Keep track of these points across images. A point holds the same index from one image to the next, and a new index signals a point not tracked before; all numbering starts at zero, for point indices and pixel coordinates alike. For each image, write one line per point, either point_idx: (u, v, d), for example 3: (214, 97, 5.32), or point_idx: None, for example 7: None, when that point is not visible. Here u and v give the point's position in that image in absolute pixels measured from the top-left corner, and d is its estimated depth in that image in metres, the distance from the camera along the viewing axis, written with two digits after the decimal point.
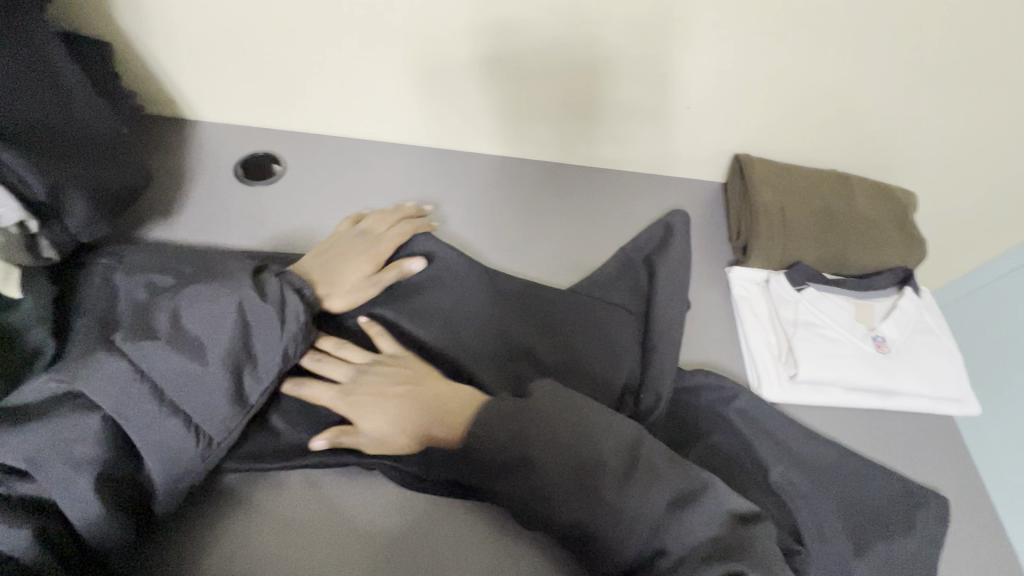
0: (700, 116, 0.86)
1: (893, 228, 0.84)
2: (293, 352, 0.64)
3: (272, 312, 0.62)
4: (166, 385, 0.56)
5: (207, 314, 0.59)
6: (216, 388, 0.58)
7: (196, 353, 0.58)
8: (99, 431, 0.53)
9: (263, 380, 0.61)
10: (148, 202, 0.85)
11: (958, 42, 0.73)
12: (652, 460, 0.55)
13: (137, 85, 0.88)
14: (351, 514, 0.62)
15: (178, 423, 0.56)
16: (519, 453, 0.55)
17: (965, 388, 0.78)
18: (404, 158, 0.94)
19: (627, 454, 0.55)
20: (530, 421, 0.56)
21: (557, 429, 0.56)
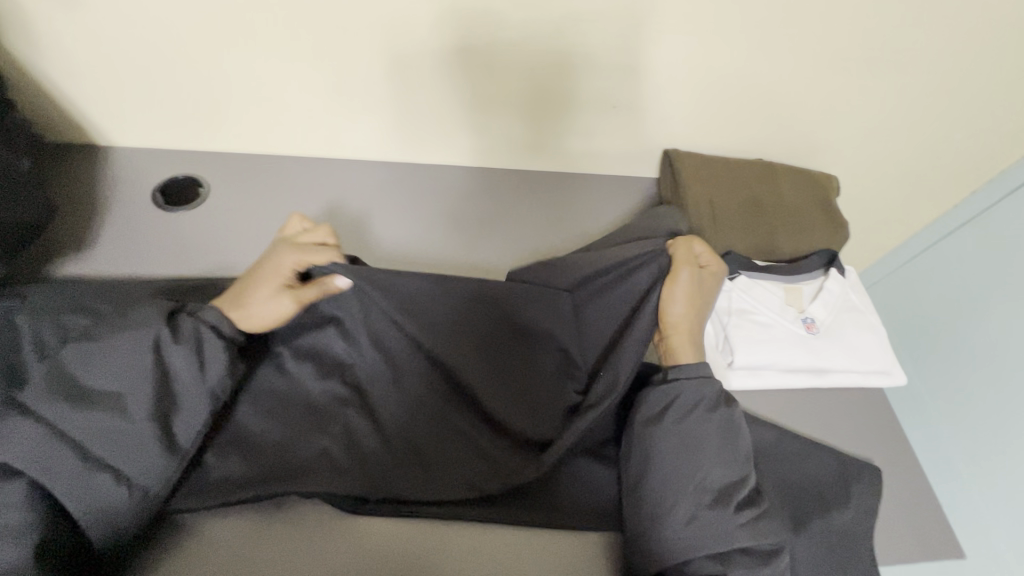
0: (629, 116, 0.87)
1: (815, 212, 0.88)
2: (225, 388, 0.61)
3: (192, 352, 0.60)
4: (90, 443, 0.55)
5: (125, 365, 0.57)
6: (141, 437, 0.56)
7: (120, 407, 0.56)
8: (22, 498, 0.52)
9: (194, 426, 0.59)
10: (59, 236, 0.81)
11: (863, 33, 0.75)
12: (703, 427, 0.64)
13: (38, 113, 0.83)
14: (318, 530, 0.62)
15: (106, 480, 0.54)
16: (694, 424, 0.63)
17: (891, 360, 0.81)
18: (337, 173, 0.93)
19: (685, 416, 0.64)
20: (683, 397, 0.65)
21: (675, 401, 0.65)
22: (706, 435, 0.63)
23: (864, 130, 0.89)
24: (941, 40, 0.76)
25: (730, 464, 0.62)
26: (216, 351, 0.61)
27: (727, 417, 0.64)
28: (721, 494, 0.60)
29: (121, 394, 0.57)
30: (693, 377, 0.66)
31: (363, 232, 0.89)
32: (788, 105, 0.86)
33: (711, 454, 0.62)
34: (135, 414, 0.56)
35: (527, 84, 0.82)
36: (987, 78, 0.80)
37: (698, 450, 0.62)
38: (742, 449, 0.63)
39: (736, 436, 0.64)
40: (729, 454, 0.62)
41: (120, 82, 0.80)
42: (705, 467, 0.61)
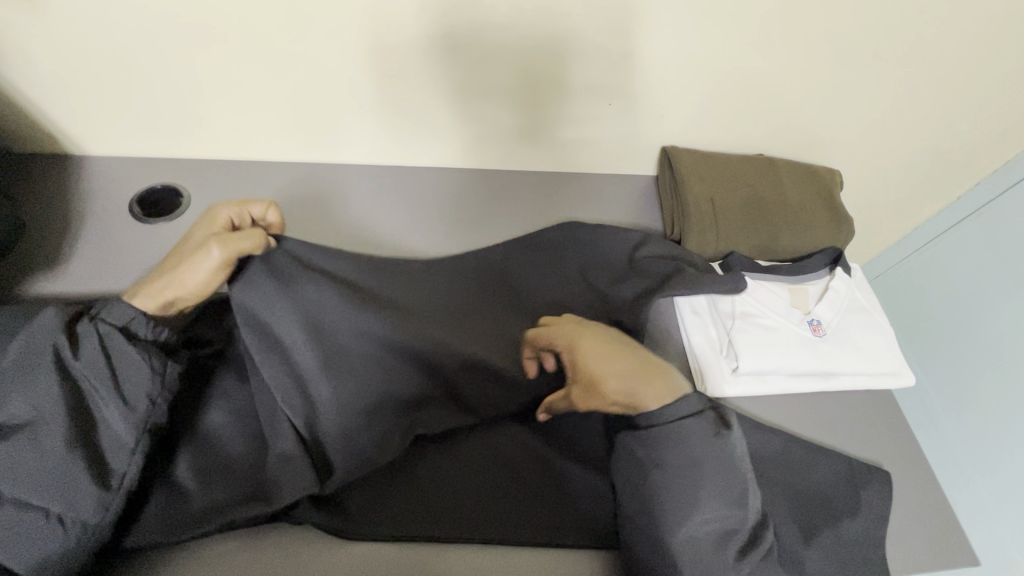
0: (622, 112, 0.84)
1: (820, 209, 0.85)
2: (149, 400, 0.57)
3: (103, 365, 0.56)
4: (9, 482, 0.52)
5: (34, 389, 0.54)
6: (58, 468, 0.53)
7: (32, 434, 0.53)
8: None
9: (122, 441, 0.56)
10: (30, 252, 0.78)
11: (863, 25, 0.73)
12: (700, 471, 0.57)
13: (7, 124, 0.80)
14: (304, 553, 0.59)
15: (35, 516, 0.52)
16: (686, 464, 0.57)
17: (899, 361, 0.80)
18: (322, 177, 0.89)
19: (680, 461, 0.57)
20: (678, 437, 0.58)
21: (668, 443, 0.58)
22: (702, 478, 0.57)
23: (866, 123, 0.86)
24: (944, 28, 0.73)
25: (727, 509, 0.56)
26: (129, 359, 0.57)
27: (722, 455, 0.57)
28: (717, 543, 0.56)
29: (32, 421, 0.53)
30: (683, 414, 0.58)
31: (350, 238, 0.85)
32: (787, 97, 0.83)
33: (706, 501, 0.56)
34: (47, 439, 0.53)
35: (516, 81, 0.79)
36: (992, 66, 0.77)
37: (692, 494, 0.57)
38: (739, 487, 0.57)
39: (732, 476, 0.57)
40: (726, 498, 0.56)
41: (90, 89, 0.76)
42: (699, 517, 0.56)
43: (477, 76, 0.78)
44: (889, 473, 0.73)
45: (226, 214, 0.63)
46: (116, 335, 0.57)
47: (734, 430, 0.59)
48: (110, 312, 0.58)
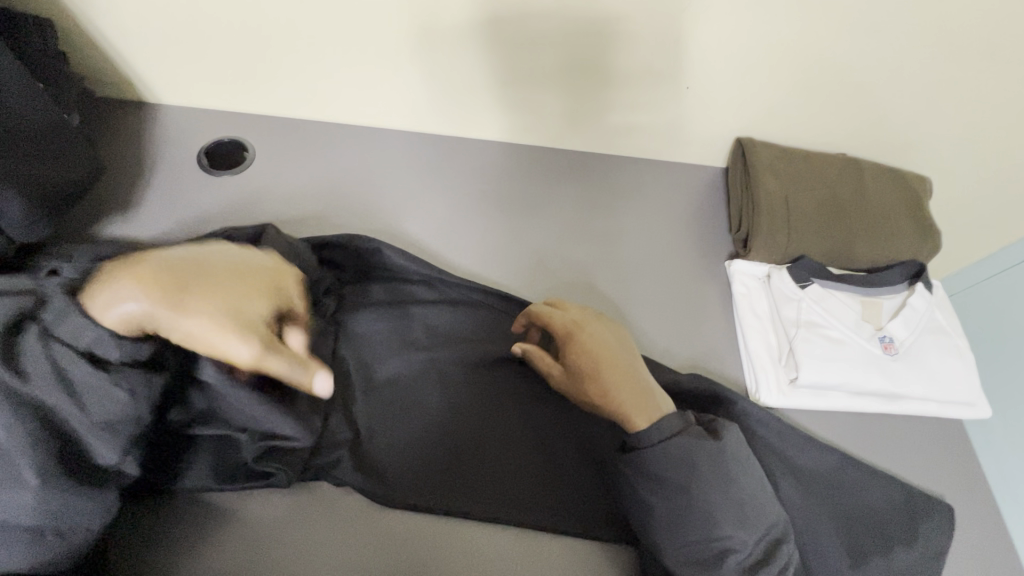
0: (700, 99, 0.79)
1: (905, 218, 0.78)
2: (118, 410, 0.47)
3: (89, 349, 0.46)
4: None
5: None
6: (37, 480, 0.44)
7: (83, 350, 0.46)
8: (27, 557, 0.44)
9: (239, 416, 0.56)
10: (102, 194, 0.80)
11: (984, 17, 0.66)
12: (699, 490, 0.55)
13: (88, 67, 0.82)
14: (337, 516, 0.61)
15: (12, 539, 0.44)
16: (683, 484, 0.55)
17: (976, 391, 0.75)
18: (380, 144, 0.89)
19: (678, 477, 0.55)
20: (677, 461, 0.56)
21: (666, 465, 0.56)
22: (704, 500, 0.54)
23: (971, 132, 0.78)
24: None
25: (736, 523, 0.54)
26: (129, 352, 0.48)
27: (718, 464, 0.56)
28: (719, 559, 0.54)
29: (57, 368, 0.45)
30: (674, 436, 0.57)
31: (401, 208, 0.84)
32: (886, 96, 0.76)
33: (710, 518, 0.54)
34: (131, 338, 0.47)
35: (594, 54, 0.75)
36: None
37: (694, 515, 0.54)
38: (745, 504, 0.55)
39: (733, 489, 0.55)
40: (731, 516, 0.54)
41: (168, 37, 0.77)
42: (701, 534, 0.54)
43: (552, 46, 0.75)
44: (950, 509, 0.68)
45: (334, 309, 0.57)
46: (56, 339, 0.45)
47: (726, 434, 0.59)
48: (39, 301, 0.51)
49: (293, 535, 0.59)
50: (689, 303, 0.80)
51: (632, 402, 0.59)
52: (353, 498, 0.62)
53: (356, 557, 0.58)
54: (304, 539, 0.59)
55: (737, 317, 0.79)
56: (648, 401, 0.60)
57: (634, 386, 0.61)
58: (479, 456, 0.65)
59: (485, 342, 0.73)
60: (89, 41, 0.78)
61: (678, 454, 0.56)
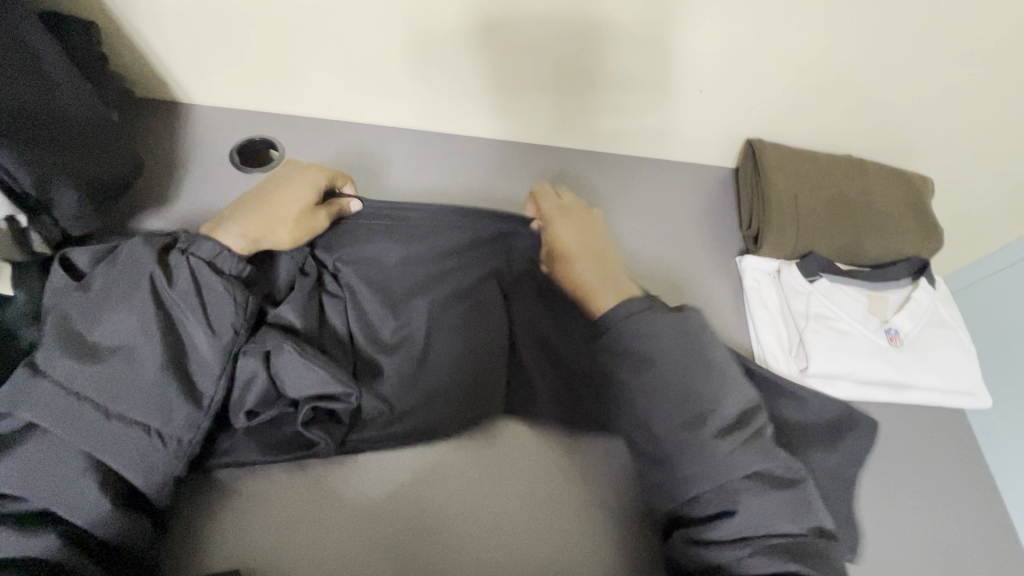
0: (711, 103, 0.83)
1: (909, 216, 0.82)
2: (227, 338, 0.60)
3: (190, 294, 0.59)
4: (93, 387, 0.54)
5: (130, 310, 0.57)
6: (148, 376, 0.56)
7: (212, 267, 0.62)
8: (135, 454, 0.54)
9: (300, 385, 0.61)
10: (137, 190, 0.83)
11: (985, 26, 0.70)
12: (657, 363, 0.59)
13: (123, 67, 0.85)
14: (369, 490, 0.65)
15: (135, 429, 0.55)
16: (644, 360, 0.60)
17: (978, 381, 0.78)
18: (402, 142, 0.92)
19: (638, 361, 0.60)
20: (646, 362, 0.59)
21: (633, 356, 0.60)
22: (668, 373, 0.59)
23: (972, 134, 0.82)
24: None
25: (704, 398, 0.58)
26: (215, 292, 0.61)
27: (681, 344, 0.60)
28: (698, 425, 0.57)
29: (195, 283, 0.60)
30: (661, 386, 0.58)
31: (425, 204, 0.87)
32: (891, 99, 0.79)
33: (677, 391, 0.58)
34: (238, 258, 0.64)
35: (611, 59, 0.78)
36: None
37: (662, 392, 0.58)
38: (708, 377, 0.59)
39: (698, 367, 0.59)
40: (695, 391, 0.58)
41: (203, 39, 0.80)
42: (675, 410, 0.57)
43: (571, 50, 0.78)
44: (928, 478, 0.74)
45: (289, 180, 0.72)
46: (202, 266, 0.61)
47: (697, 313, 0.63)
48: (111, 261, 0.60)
49: (331, 510, 0.64)
50: (702, 297, 0.83)
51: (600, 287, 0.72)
52: (383, 476, 0.66)
53: (385, 526, 0.64)
54: (340, 511, 0.64)
55: (748, 310, 0.82)
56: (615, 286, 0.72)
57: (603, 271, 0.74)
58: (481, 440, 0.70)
59: (481, 321, 0.75)
60: (126, 42, 0.80)
61: (643, 338, 0.60)
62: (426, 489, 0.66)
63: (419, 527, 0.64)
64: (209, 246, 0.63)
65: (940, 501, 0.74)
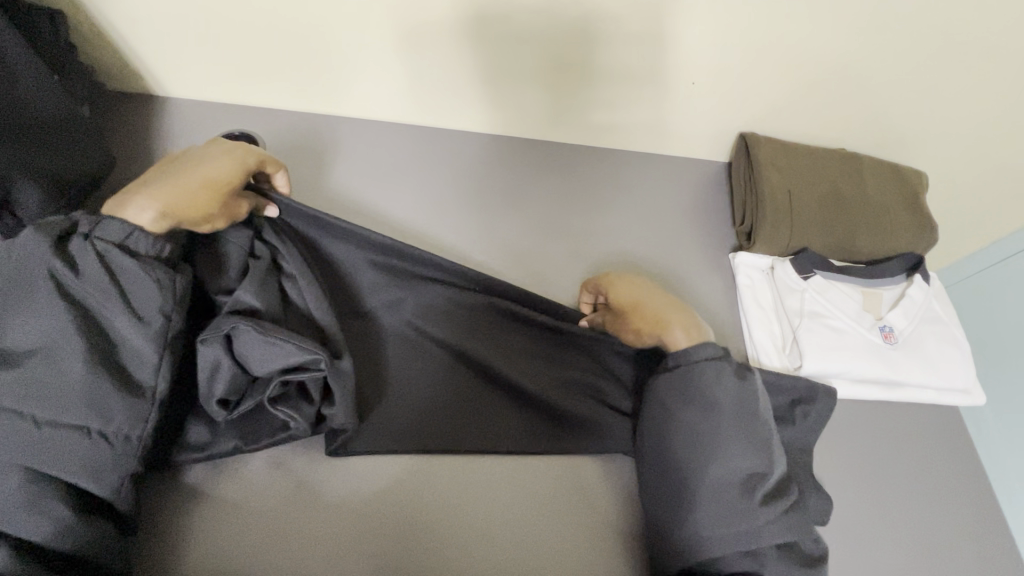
0: (703, 96, 0.81)
1: (904, 212, 0.80)
2: (158, 324, 0.56)
3: (106, 283, 0.54)
4: (19, 397, 0.51)
5: (38, 312, 0.52)
6: (74, 377, 0.52)
7: (125, 250, 0.56)
8: (84, 457, 0.52)
9: (266, 361, 0.59)
10: (112, 187, 0.80)
11: (979, 19, 0.69)
12: (718, 418, 0.60)
13: (96, 58, 0.81)
14: (377, 474, 0.65)
15: (73, 432, 0.52)
16: (706, 418, 0.60)
17: (972, 379, 0.78)
18: (387, 137, 0.89)
19: (708, 410, 0.61)
20: (717, 398, 0.61)
21: (695, 414, 0.61)
22: (723, 430, 0.60)
23: (969, 128, 0.80)
24: None
25: (751, 455, 0.59)
26: (131, 276, 0.55)
27: (751, 403, 0.62)
28: (744, 486, 0.58)
29: (106, 269, 0.54)
30: (736, 397, 0.61)
31: (410, 200, 0.85)
32: (885, 93, 0.78)
33: (730, 449, 0.59)
34: (153, 236, 0.57)
35: (600, 52, 0.76)
36: None
37: (717, 444, 0.59)
38: (763, 436, 0.60)
39: (751, 421, 0.61)
40: (752, 444, 0.59)
41: (177, 30, 0.77)
42: (724, 458, 0.59)
43: (558, 43, 0.76)
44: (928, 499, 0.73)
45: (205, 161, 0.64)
46: (114, 250, 0.55)
47: (753, 381, 0.64)
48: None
49: (328, 502, 0.63)
50: (696, 294, 0.82)
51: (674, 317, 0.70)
52: (373, 479, 0.65)
53: (385, 524, 0.62)
54: (335, 508, 0.63)
55: (741, 307, 0.81)
56: (681, 317, 0.69)
57: (670, 302, 0.72)
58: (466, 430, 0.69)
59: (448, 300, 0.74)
60: (97, 32, 0.77)
61: (708, 397, 0.61)
62: (426, 483, 0.65)
63: (432, 523, 0.63)
64: (119, 228, 0.56)
65: (936, 501, 0.73)
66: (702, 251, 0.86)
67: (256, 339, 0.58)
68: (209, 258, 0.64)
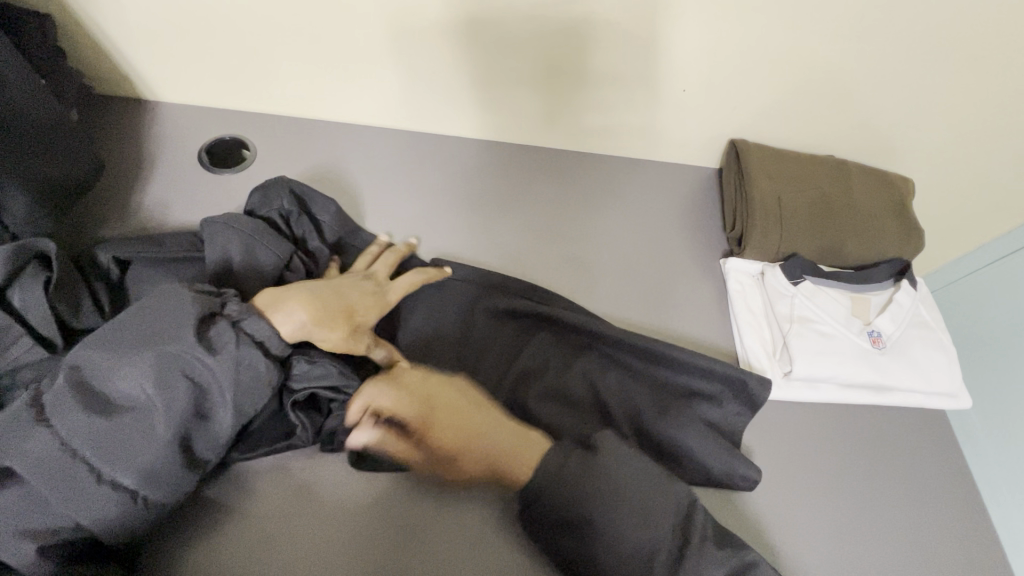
0: (692, 103, 0.82)
1: (891, 218, 0.81)
2: (244, 414, 0.56)
3: (225, 366, 0.54)
4: (93, 447, 0.50)
5: (151, 373, 0.52)
6: (156, 449, 0.52)
7: (257, 344, 0.57)
8: (115, 519, 0.51)
9: (308, 380, 0.62)
10: (101, 192, 0.80)
11: (961, 30, 0.70)
12: (588, 499, 0.56)
13: (85, 62, 0.81)
14: (335, 501, 0.63)
15: (121, 495, 0.51)
16: (579, 509, 0.56)
17: (959, 383, 0.79)
18: (379, 142, 0.89)
19: (573, 497, 0.56)
20: (586, 483, 0.57)
21: (571, 501, 0.56)
22: (601, 513, 0.55)
23: (954, 135, 0.82)
24: None
25: (641, 530, 0.55)
26: (250, 367, 0.56)
27: (615, 476, 0.57)
28: (644, 565, 0.54)
29: (236, 354, 0.55)
30: (607, 477, 0.57)
31: (402, 205, 0.85)
32: (872, 100, 0.79)
33: (619, 528, 0.55)
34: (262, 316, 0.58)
35: (591, 58, 0.77)
36: None
37: (605, 529, 0.55)
38: (654, 507, 0.56)
39: (627, 494, 0.56)
40: (635, 519, 0.55)
41: (168, 34, 0.77)
42: (621, 541, 0.55)
43: (548, 51, 0.77)
44: (916, 503, 0.74)
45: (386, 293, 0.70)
46: (247, 342, 0.56)
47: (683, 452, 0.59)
48: (22, 284, 0.58)
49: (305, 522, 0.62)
50: (688, 299, 0.83)
51: (513, 451, 0.63)
52: (354, 493, 0.64)
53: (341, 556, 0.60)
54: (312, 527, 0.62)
55: (732, 311, 0.81)
56: (525, 441, 0.63)
57: (507, 429, 0.65)
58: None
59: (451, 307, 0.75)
60: (87, 36, 0.77)
61: (575, 481, 0.57)
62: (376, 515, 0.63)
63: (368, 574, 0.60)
64: (257, 325, 0.57)
65: (924, 504, 0.74)
66: (693, 256, 0.87)
67: (304, 363, 0.61)
68: (249, 272, 0.66)
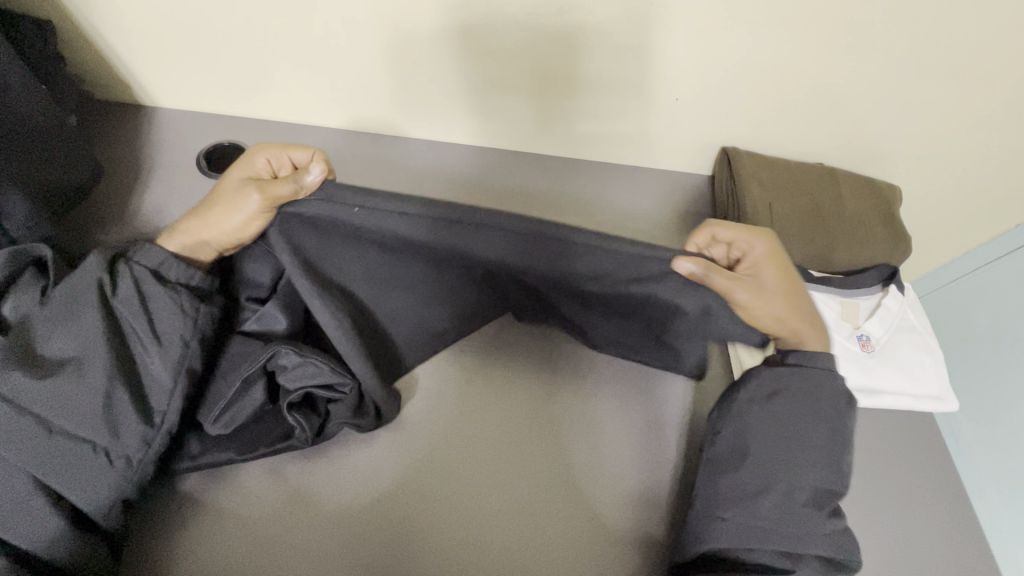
0: (685, 112, 0.84)
1: (878, 224, 0.83)
2: (181, 355, 0.59)
3: (140, 308, 0.57)
4: (44, 406, 0.52)
5: (76, 326, 0.55)
6: (99, 395, 0.54)
7: (159, 276, 0.59)
8: (92, 480, 0.54)
9: (298, 377, 0.63)
10: (98, 197, 0.80)
11: (945, 45, 0.72)
12: (813, 427, 0.58)
13: (86, 69, 0.82)
14: (329, 496, 0.65)
15: (83, 447, 0.54)
16: (807, 426, 0.57)
17: (946, 386, 0.80)
18: (379, 149, 0.90)
19: (808, 415, 0.58)
20: (816, 407, 0.58)
21: (796, 416, 0.58)
22: (814, 436, 0.57)
23: (941, 144, 0.84)
24: None
25: (824, 466, 0.57)
26: (169, 306, 0.58)
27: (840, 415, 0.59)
28: (816, 500, 0.56)
29: (141, 293, 0.57)
30: (831, 394, 0.59)
31: None
32: (859, 111, 0.81)
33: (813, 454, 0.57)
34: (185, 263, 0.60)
35: (588, 69, 0.78)
36: None
37: (802, 450, 0.57)
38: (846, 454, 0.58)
39: (843, 433, 0.58)
40: (828, 459, 0.57)
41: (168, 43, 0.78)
42: (803, 467, 0.57)
43: (546, 60, 0.78)
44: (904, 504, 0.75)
45: (265, 161, 0.62)
46: (151, 281, 0.58)
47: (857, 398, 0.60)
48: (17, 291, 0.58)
49: (299, 518, 0.63)
50: None
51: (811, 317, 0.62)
52: (344, 493, 0.65)
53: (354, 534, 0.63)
54: (308, 523, 0.63)
55: None
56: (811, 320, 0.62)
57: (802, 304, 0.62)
58: (455, 432, 0.70)
59: None
60: (87, 45, 0.78)
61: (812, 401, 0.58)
62: (392, 492, 0.65)
63: (417, 528, 0.64)
64: (158, 254, 0.59)
65: (912, 503, 0.76)
66: None
67: (292, 356, 0.61)
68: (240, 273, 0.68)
